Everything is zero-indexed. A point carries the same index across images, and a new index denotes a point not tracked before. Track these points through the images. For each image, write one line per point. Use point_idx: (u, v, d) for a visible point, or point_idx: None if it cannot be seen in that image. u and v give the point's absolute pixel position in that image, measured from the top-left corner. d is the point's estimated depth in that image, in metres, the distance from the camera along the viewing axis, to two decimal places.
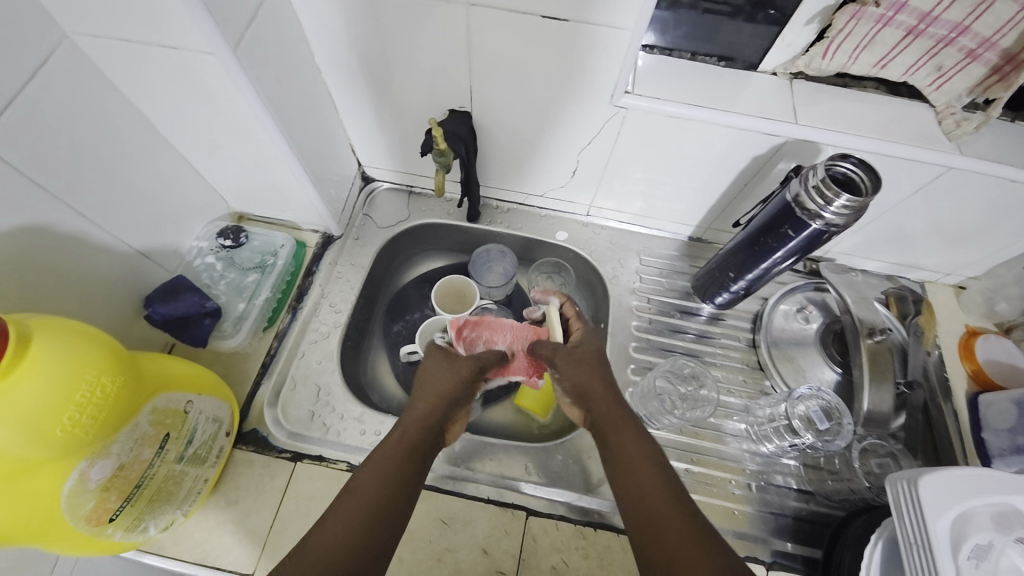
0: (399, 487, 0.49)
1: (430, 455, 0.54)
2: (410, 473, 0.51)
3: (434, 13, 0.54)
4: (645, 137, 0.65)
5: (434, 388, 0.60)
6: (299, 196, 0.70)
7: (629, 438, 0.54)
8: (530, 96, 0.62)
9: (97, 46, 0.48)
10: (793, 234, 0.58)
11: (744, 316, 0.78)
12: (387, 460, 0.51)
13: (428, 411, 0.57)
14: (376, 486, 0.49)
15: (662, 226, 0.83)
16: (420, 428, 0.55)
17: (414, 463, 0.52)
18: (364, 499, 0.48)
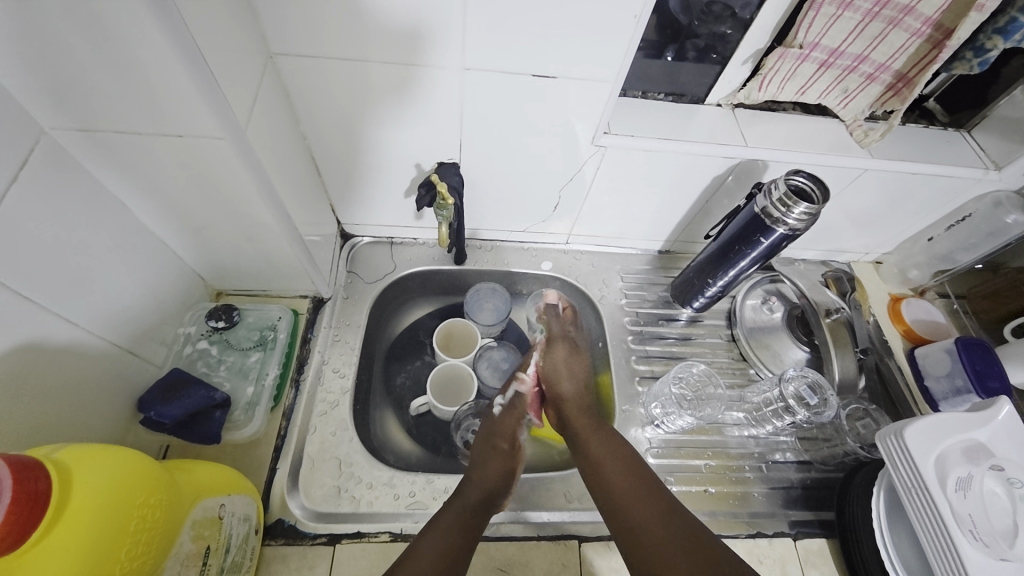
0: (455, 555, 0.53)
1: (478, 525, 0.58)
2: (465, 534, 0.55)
3: (427, 78, 0.57)
4: (621, 170, 0.72)
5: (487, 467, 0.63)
6: (292, 265, 0.67)
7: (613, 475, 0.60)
8: (518, 142, 0.67)
9: (81, 139, 0.45)
10: (764, 240, 0.66)
11: (719, 314, 0.87)
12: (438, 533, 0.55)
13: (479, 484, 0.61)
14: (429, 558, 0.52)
15: (634, 244, 0.90)
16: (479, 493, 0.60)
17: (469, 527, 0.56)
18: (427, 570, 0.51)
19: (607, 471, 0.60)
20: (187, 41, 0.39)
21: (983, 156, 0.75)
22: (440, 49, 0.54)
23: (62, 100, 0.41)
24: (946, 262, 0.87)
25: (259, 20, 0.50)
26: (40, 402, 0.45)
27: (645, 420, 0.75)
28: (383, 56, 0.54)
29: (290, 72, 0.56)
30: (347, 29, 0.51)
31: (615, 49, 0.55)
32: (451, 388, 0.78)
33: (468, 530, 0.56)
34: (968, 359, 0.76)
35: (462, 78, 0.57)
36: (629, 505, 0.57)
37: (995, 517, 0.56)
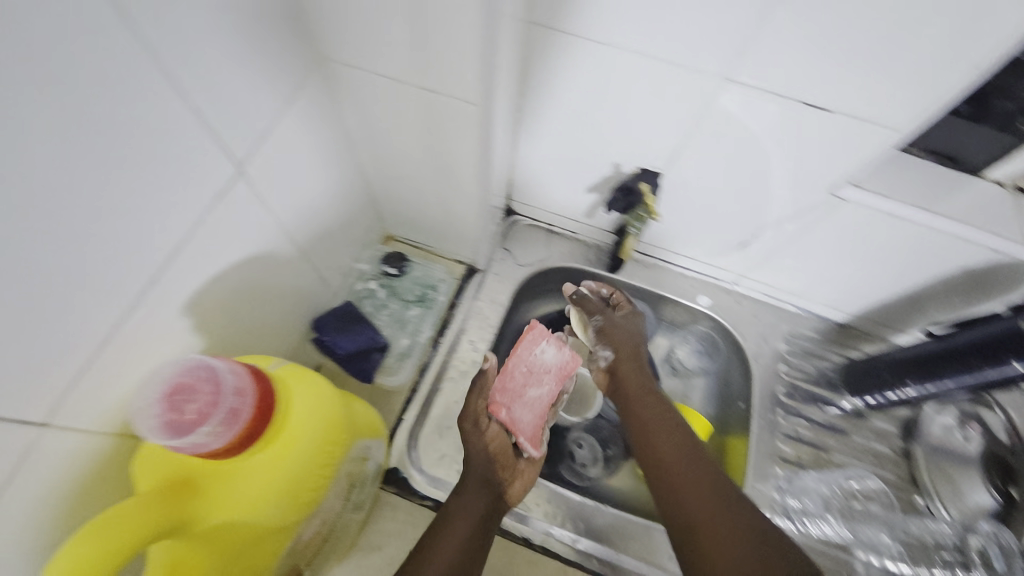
0: (476, 544, 0.49)
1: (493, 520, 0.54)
2: (477, 531, 0.51)
3: (676, 80, 0.52)
4: (844, 228, 0.62)
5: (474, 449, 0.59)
6: (466, 232, 0.68)
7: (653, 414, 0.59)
8: (738, 166, 0.59)
9: (346, 75, 0.46)
10: (1016, 364, 0.53)
11: (893, 420, 0.74)
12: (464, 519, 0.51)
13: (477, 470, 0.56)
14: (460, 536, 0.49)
15: (811, 307, 0.79)
16: (478, 488, 0.55)
17: (482, 518, 0.52)
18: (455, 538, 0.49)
19: (654, 429, 0.57)
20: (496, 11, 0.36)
21: None
22: (706, 50, 0.48)
23: (342, 36, 0.42)
24: None
25: None
26: (255, 309, 0.49)
27: (774, 506, 0.67)
28: (642, 47, 0.50)
29: (537, 45, 0.54)
30: (623, 13, 0.47)
31: (926, 95, 0.44)
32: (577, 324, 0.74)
33: (485, 527, 0.52)
34: None
35: (713, 87, 0.51)
36: (668, 462, 0.53)
37: None
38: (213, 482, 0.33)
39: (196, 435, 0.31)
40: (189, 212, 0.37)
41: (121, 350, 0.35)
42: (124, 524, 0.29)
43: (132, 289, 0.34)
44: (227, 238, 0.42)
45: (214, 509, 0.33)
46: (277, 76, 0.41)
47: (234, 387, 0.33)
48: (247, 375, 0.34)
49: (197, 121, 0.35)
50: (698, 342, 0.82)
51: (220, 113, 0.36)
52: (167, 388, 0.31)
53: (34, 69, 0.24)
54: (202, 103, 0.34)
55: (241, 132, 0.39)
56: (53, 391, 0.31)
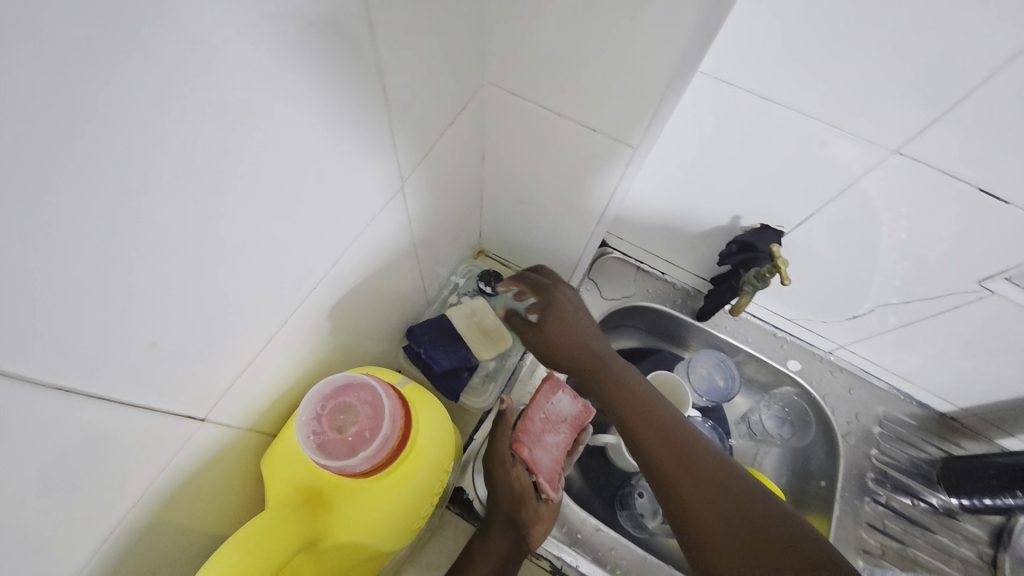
0: None
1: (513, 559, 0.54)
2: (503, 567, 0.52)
3: (832, 145, 0.49)
4: (980, 320, 0.57)
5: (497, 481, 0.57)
6: (564, 259, 0.67)
7: (654, 419, 0.51)
8: (874, 239, 0.55)
9: (503, 97, 0.47)
10: None
11: (992, 529, 0.67)
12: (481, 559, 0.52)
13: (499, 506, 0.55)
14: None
15: (913, 392, 0.73)
16: (502, 528, 0.54)
17: (501, 565, 0.52)
18: None
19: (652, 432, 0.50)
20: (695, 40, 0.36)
21: None
22: (876, 119, 0.45)
23: (514, 62, 0.43)
24: None
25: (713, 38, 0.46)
26: (370, 312, 0.50)
27: None
28: (803, 107, 0.47)
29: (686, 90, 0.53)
30: (797, 71, 0.45)
31: None
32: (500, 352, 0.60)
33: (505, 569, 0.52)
34: None
35: (873, 157, 0.48)
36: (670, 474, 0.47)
37: None
38: (342, 500, 0.39)
39: (353, 457, 0.38)
40: (349, 218, 0.39)
41: (276, 341, 0.37)
42: (281, 530, 0.35)
43: (295, 282, 0.36)
44: (369, 240, 0.43)
45: (343, 525, 0.39)
46: (446, 95, 0.42)
47: (387, 416, 0.40)
48: (398, 406, 0.41)
49: (375, 125, 0.36)
50: (782, 409, 0.76)
51: (395, 125, 0.38)
52: (339, 408, 0.39)
53: (274, 70, 0.26)
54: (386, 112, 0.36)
55: (407, 143, 0.41)
56: (225, 369, 0.34)
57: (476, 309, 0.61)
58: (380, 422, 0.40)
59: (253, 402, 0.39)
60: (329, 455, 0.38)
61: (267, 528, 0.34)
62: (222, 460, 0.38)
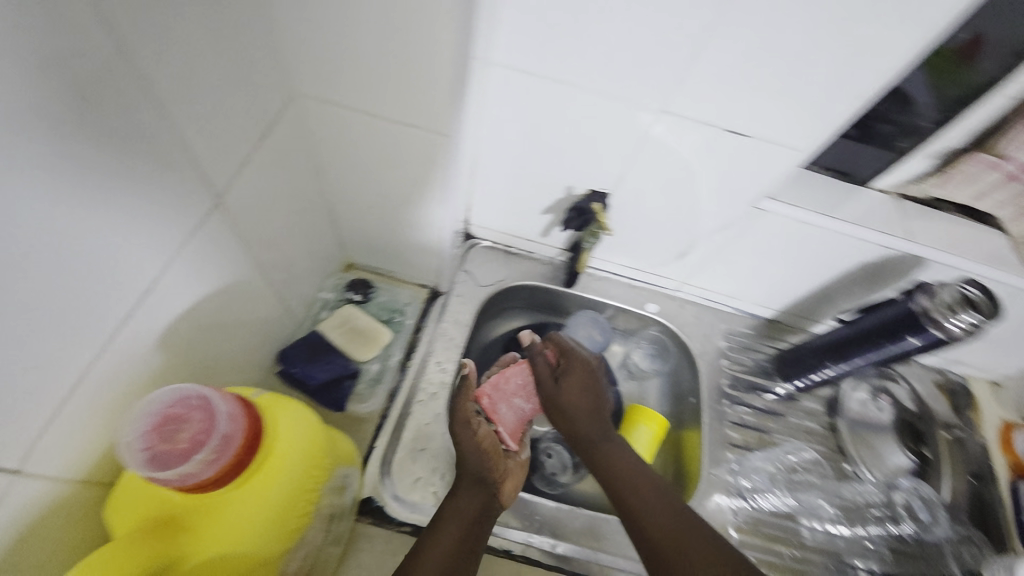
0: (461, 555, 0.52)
1: (484, 525, 0.56)
2: (471, 530, 0.54)
3: (620, 114, 0.58)
4: (763, 236, 0.71)
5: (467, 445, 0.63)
6: (428, 256, 0.70)
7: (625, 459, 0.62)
8: (675, 186, 0.66)
9: (318, 108, 0.49)
10: (911, 339, 0.63)
11: (819, 400, 0.84)
12: (448, 521, 0.54)
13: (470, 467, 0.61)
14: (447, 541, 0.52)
15: (744, 307, 0.88)
16: (471, 489, 0.58)
17: (469, 524, 0.55)
18: (442, 542, 0.52)
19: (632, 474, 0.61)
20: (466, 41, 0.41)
21: None
22: (646, 87, 0.54)
23: (313, 71, 0.45)
24: None
25: (497, 32, 0.51)
26: (219, 341, 0.49)
27: (730, 489, 0.73)
28: (589, 86, 0.55)
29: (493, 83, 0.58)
30: (573, 56, 0.52)
31: (821, 122, 0.53)
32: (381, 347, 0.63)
33: (473, 535, 0.54)
34: None
35: (652, 119, 0.57)
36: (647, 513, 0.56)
37: None
38: (192, 518, 0.37)
39: (186, 466, 0.35)
40: (164, 248, 0.38)
41: (89, 384, 0.35)
42: (110, 561, 0.33)
43: (105, 321, 0.34)
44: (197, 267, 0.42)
45: (197, 544, 0.36)
46: (250, 112, 0.43)
47: (224, 413, 0.38)
48: (236, 404, 0.39)
49: (171, 150, 0.35)
50: (650, 346, 0.89)
51: (199, 148, 0.38)
52: (168, 417, 0.37)
53: (39, 108, 0.26)
54: (182, 134, 0.36)
55: (217, 164, 0.40)
56: (30, 422, 0.31)
57: (346, 319, 0.64)
58: (215, 422, 0.38)
59: (80, 450, 0.37)
60: (159, 464, 0.36)
61: (90, 564, 0.33)
62: (52, 519, 0.36)
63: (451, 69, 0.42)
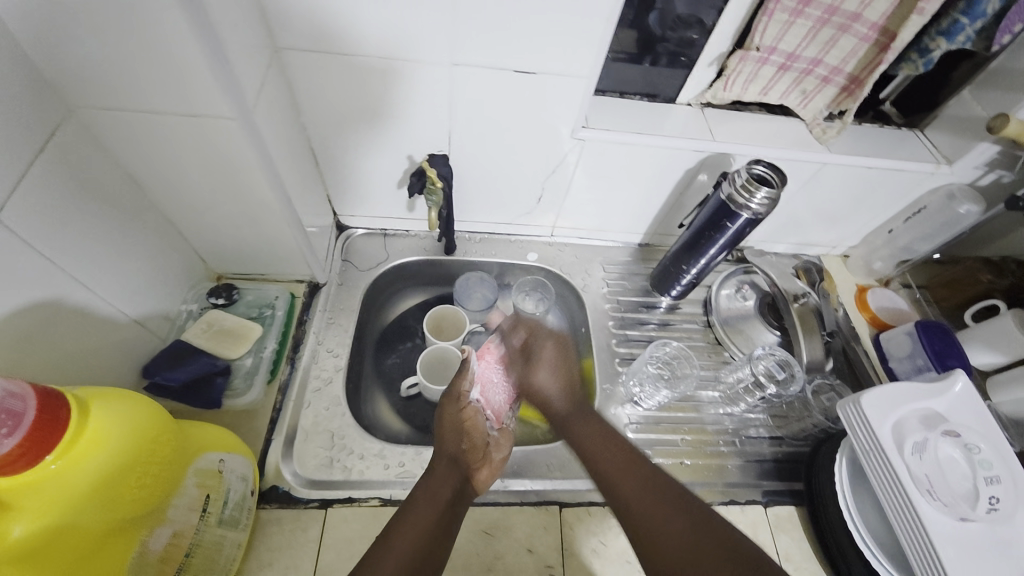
0: (434, 540, 0.52)
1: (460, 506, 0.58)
2: (446, 513, 0.55)
3: (414, 73, 0.63)
4: (597, 163, 0.78)
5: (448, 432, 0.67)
6: (289, 248, 0.72)
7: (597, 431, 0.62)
8: (503, 135, 0.72)
9: (109, 120, 0.50)
10: (731, 225, 0.72)
11: (696, 303, 0.93)
12: (421, 508, 0.55)
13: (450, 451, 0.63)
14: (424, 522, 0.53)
15: (615, 237, 0.96)
16: (447, 471, 0.60)
17: (443, 507, 0.56)
18: (420, 525, 0.53)
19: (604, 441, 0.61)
20: (201, 13, 0.44)
21: (935, 152, 0.82)
22: (430, 43, 0.59)
23: (85, 77, 0.46)
24: (907, 252, 0.92)
25: (269, 16, 0.55)
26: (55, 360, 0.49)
27: (625, 399, 0.79)
28: (375, 51, 0.60)
29: (295, 68, 0.61)
30: (348, 25, 0.57)
31: (590, 46, 0.60)
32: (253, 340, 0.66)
33: (450, 520, 0.55)
34: (927, 340, 0.81)
35: (451, 73, 0.63)
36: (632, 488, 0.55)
37: (955, 481, 0.61)
38: (17, 497, 0.36)
39: None
40: None
41: None
42: None
43: None
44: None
45: (22, 519, 0.36)
46: (21, 125, 0.43)
47: (5, 390, 0.35)
48: (24, 382, 0.36)
49: None
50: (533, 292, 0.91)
51: None
52: None
53: None
54: None
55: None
56: None
57: (212, 322, 0.66)
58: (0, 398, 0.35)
59: None
60: None
61: None
62: None
63: (199, 41, 0.44)
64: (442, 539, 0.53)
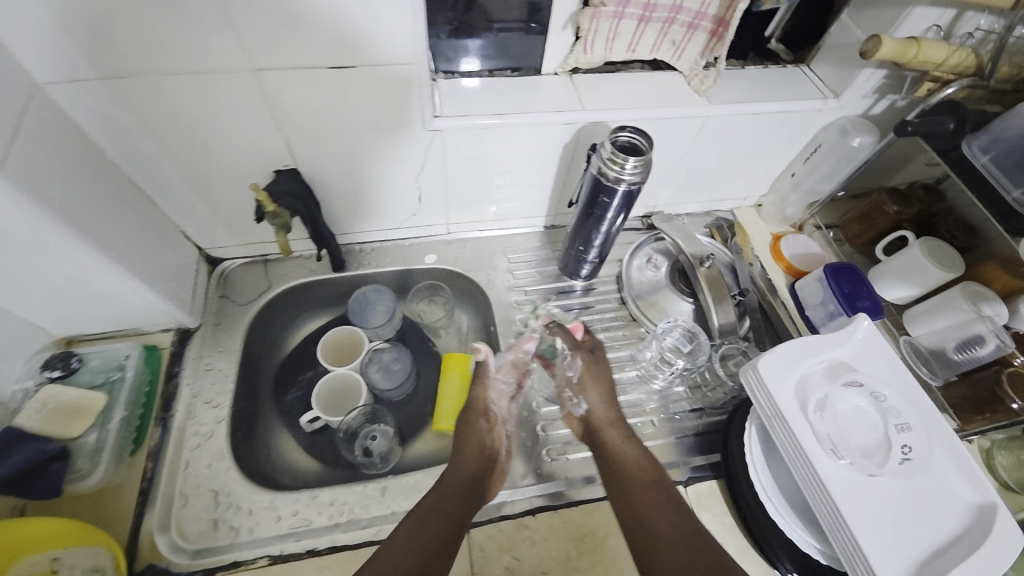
0: (433, 543, 0.55)
1: (473, 507, 0.60)
2: (456, 519, 0.57)
3: (219, 87, 0.55)
4: (466, 151, 0.71)
5: (469, 442, 0.66)
6: (132, 298, 0.65)
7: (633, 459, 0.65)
8: (351, 138, 0.65)
9: None
10: (611, 200, 0.67)
11: (609, 280, 0.88)
12: (429, 511, 0.57)
13: (472, 460, 0.64)
14: (430, 529, 0.56)
15: (518, 224, 0.90)
16: (466, 476, 0.62)
17: (461, 512, 0.58)
18: (420, 539, 0.55)
19: (625, 469, 0.64)
20: None
21: (821, 87, 0.77)
22: (218, 52, 0.52)
23: None
24: (813, 195, 0.89)
25: (10, 51, 0.47)
26: None
27: (539, 397, 0.74)
28: (161, 70, 0.52)
29: (74, 103, 0.54)
30: (112, 45, 0.49)
31: (405, 29, 0.53)
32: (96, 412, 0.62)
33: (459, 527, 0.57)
34: (837, 284, 0.78)
35: (258, 80, 0.55)
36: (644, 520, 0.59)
37: (865, 434, 0.59)
38: None
39: None
40: None
41: None
42: None
43: None
44: None
45: None
46: None
47: None
48: None
49: None
50: (424, 295, 0.87)
51: None
52: None
53: None
54: None
55: None
56: None
57: (47, 400, 0.61)
58: None
59: None
60: None
61: None
62: None
63: None
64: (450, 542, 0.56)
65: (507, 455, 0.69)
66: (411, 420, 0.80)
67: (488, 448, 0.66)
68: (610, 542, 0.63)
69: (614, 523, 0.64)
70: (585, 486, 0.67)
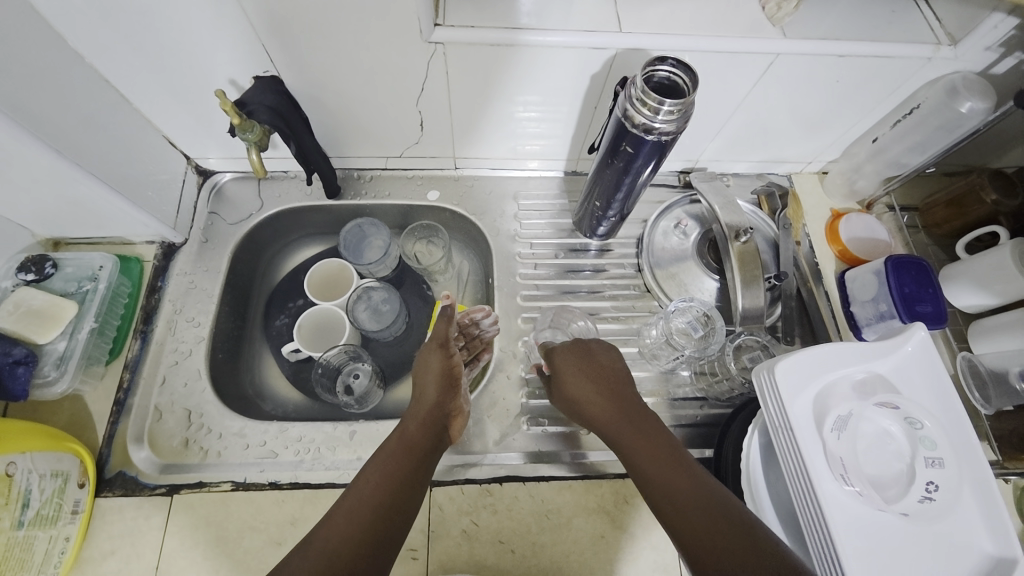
0: (397, 485, 0.49)
1: (433, 455, 0.54)
2: (416, 466, 0.51)
3: None
4: (474, 74, 0.60)
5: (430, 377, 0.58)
6: (109, 206, 0.62)
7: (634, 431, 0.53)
8: (339, 45, 0.56)
9: None
10: (636, 152, 0.56)
11: (628, 242, 0.78)
12: (396, 456, 0.51)
13: (433, 400, 0.57)
14: (386, 475, 0.50)
15: (534, 165, 0.80)
16: (427, 421, 0.55)
17: (419, 457, 0.52)
18: (373, 490, 0.48)
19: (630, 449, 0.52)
20: None
21: (937, 28, 0.60)
22: None
23: None
24: (895, 167, 0.74)
25: None
26: None
27: (528, 360, 0.69)
28: None
29: None
30: None
31: None
32: (65, 321, 0.60)
33: (421, 476, 0.51)
34: (896, 280, 0.66)
35: None
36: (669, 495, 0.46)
37: (887, 462, 0.51)
38: None
39: None
40: None
41: None
42: None
43: None
44: None
45: None
46: None
47: None
48: None
49: None
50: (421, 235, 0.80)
51: None
52: None
53: None
54: None
55: None
56: None
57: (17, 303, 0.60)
58: None
59: None
60: None
61: None
62: None
63: None
64: (410, 490, 0.50)
65: (483, 417, 0.65)
66: (397, 365, 0.76)
67: (449, 394, 0.58)
68: (575, 523, 0.59)
69: (583, 504, 0.60)
70: (560, 463, 0.63)
